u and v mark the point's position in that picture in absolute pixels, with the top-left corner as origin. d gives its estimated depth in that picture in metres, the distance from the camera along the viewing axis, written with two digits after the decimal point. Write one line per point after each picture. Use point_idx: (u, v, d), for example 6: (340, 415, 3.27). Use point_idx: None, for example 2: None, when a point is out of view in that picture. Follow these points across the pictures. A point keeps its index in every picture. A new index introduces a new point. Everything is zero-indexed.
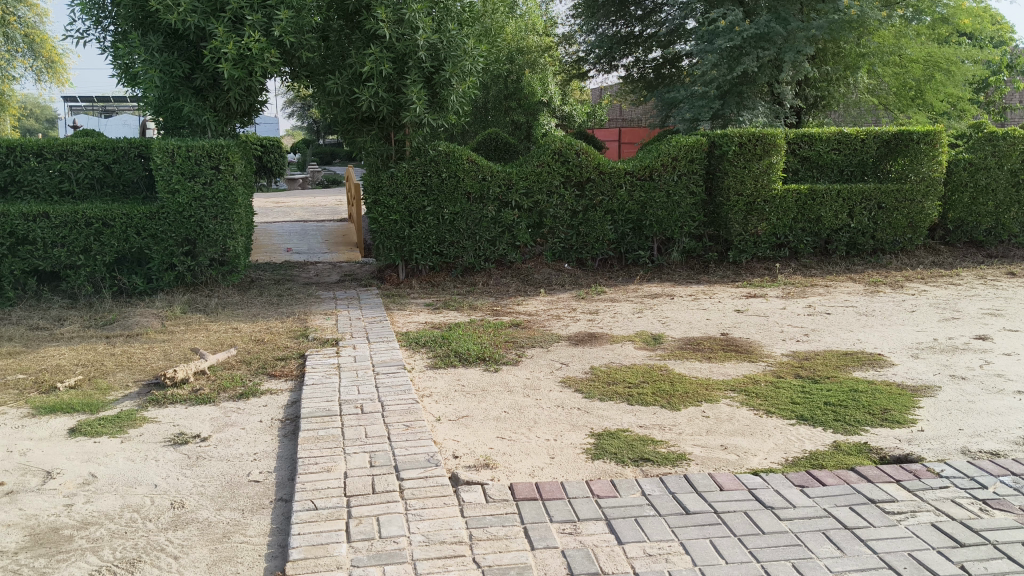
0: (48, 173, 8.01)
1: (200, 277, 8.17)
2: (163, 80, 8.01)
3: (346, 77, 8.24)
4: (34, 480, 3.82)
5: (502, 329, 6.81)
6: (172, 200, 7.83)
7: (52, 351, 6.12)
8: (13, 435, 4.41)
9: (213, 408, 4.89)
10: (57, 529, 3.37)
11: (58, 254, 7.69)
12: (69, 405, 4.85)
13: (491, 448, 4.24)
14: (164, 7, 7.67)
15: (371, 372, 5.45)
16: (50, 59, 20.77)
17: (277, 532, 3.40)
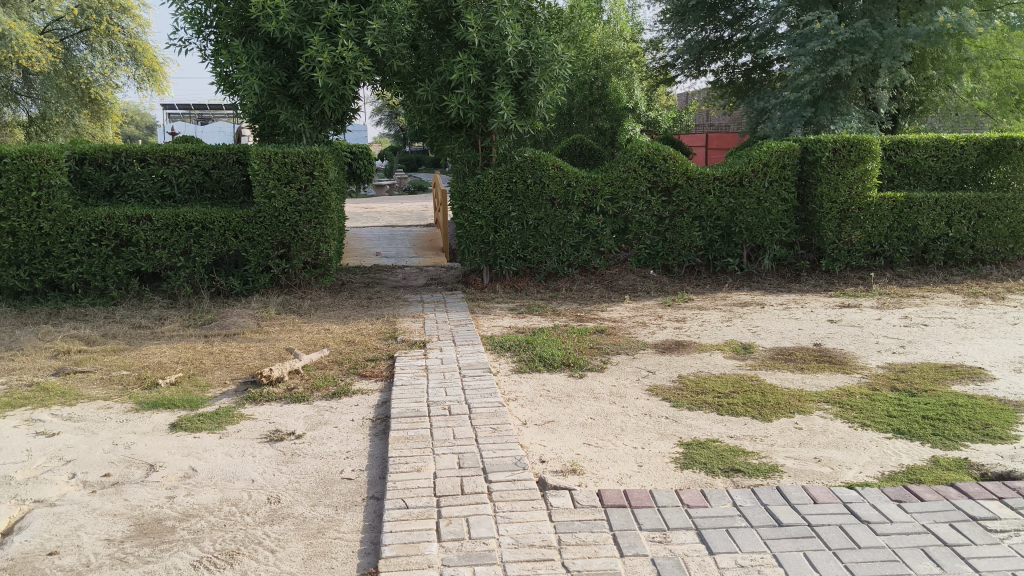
0: (150, 178, 8.33)
1: (293, 280, 8.39)
2: (262, 87, 8.26)
3: (436, 85, 8.38)
4: (138, 472, 3.97)
5: (587, 335, 6.79)
6: (268, 205, 8.05)
7: (153, 349, 6.35)
8: (118, 428, 4.59)
9: (306, 406, 4.99)
10: (161, 520, 3.49)
11: (160, 255, 7.99)
12: (170, 401, 5.03)
13: (578, 454, 4.23)
14: (263, 16, 7.91)
15: (458, 374, 5.51)
16: (151, 68, 21.40)
17: (369, 529, 3.45)
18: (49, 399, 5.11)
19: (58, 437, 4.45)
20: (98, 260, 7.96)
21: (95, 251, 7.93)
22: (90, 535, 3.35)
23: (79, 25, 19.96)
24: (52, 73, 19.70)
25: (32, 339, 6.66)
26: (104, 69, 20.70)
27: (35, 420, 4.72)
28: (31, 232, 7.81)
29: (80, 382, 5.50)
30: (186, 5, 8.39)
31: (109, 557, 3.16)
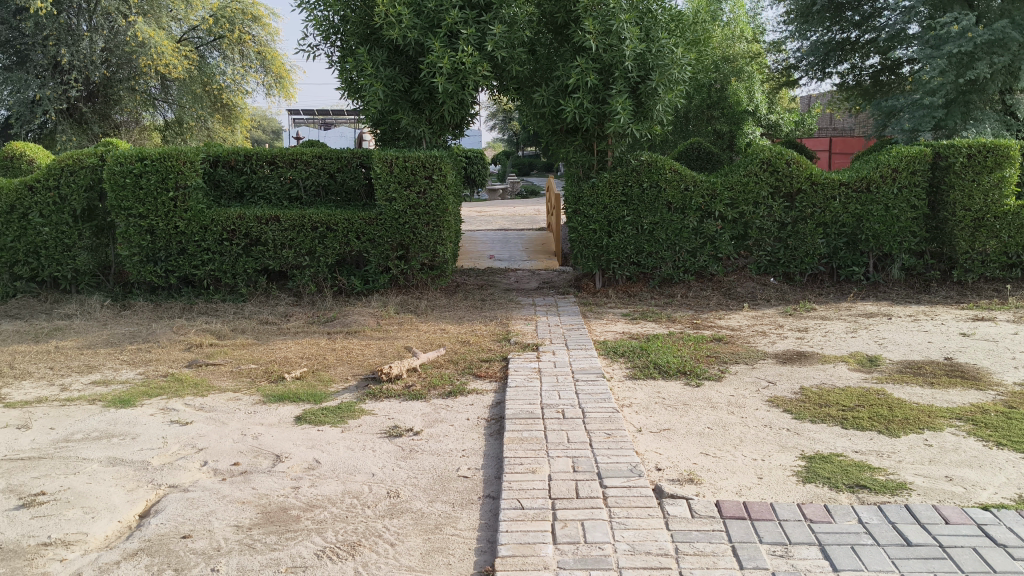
0: (279, 180, 8.65)
1: (411, 281, 8.54)
2: (386, 94, 8.48)
3: (553, 89, 8.43)
4: (266, 462, 4.12)
5: (704, 343, 6.67)
6: (390, 207, 8.24)
7: (280, 344, 6.60)
8: (246, 419, 4.78)
9: (424, 404, 5.09)
10: (286, 509, 3.61)
11: (287, 254, 8.29)
12: (295, 394, 5.21)
13: (695, 463, 4.16)
14: (387, 23, 8.13)
15: (571, 378, 5.51)
16: (279, 75, 22.34)
17: (485, 527, 3.49)
18: (183, 389, 5.37)
19: (191, 426, 4.67)
20: (229, 258, 8.31)
21: (226, 250, 8.29)
22: (220, 520, 3.49)
23: (213, 34, 20.98)
24: (188, 79, 20.72)
25: (167, 332, 7.01)
26: (235, 75, 21.60)
27: (170, 409, 4.96)
28: (168, 231, 8.22)
29: (212, 374, 5.76)
30: (315, 12, 8.69)
31: (239, 543, 3.29)
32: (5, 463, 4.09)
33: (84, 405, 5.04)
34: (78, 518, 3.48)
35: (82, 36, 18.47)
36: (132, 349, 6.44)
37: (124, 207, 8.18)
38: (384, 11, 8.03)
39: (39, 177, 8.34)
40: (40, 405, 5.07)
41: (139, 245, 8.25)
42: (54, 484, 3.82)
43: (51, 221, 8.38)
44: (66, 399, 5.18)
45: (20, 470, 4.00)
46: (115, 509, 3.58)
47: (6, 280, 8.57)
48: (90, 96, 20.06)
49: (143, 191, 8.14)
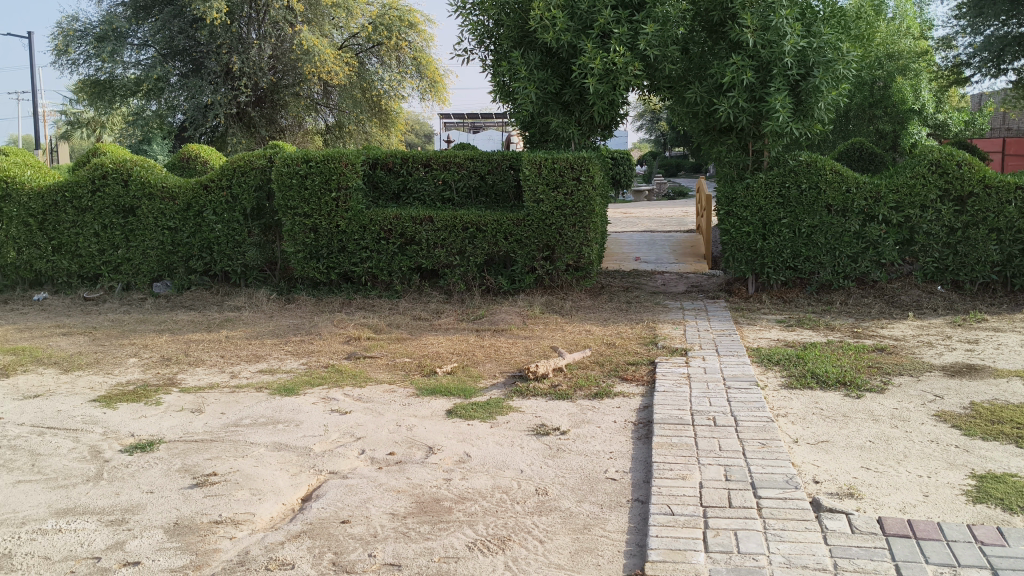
0: (433, 182, 8.88)
1: (557, 281, 8.54)
2: (538, 96, 8.58)
3: (707, 87, 8.31)
4: (419, 454, 4.24)
5: (865, 353, 6.39)
6: (538, 208, 8.30)
7: (431, 340, 6.77)
8: (401, 411, 4.93)
9: (571, 404, 5.10)
10: (439, 500, 3.70)
11: (438, 254, 8.50)
12: (447, 389, 5.34)
13: (855, 477, 4.00)
14: (542, 26, 8.24)
15: (723, 385, 5.39)
16: (433, 80, 22.60)
17: (635, 531, 3.46)
18: (342, 379, 5.60)
19: (349, 415, 4.85)
20: (385, 256, 8.60)
21: (383, 248, 8.58)
22: (376, 508, 3.61)
23: (372, 41, 21.75)
24: (348, 85, 21.62)
25: (328, 325, 7.33)
26: (393, 81, 22.30)
27: (330, 399, 5.18)
28: (329, 229, 8.60)
29: (369, 366, 5.97)
30: (471, 17, 8.89)
31: (394, 530, 3.40)
32: (182, 444, 4.37)
33: (251, 392, 5.33)
34: (247, 499, 3.68)
35: (252, 44, 19.65)
36: (295, 341, 6.76)
37: (290, 206, 8.61)
38: (539, 14, 8.16)
39: (213, 177, 8.90)
40: (213, 390, 5.39)
41: (303, 242, 8.66)
42: (225, 465, 4.06)
43: (224, 218, 8.91)
44: (237, 385, 5.50)
45: (194, 451, 4.27)
46: (280, 492, 3.76)
47: (182, 273, 9.16)
48: (258, 101, 21.27)
49: (307, 191, 8.55)
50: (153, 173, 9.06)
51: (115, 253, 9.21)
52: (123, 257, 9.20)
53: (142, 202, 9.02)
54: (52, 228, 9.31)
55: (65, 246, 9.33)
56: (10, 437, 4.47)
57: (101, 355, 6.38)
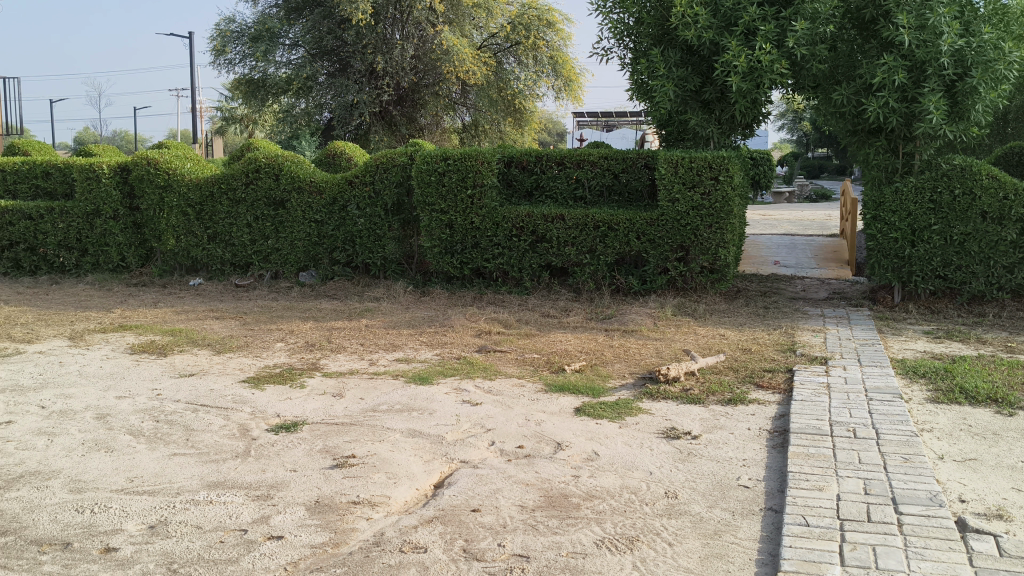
0: (566, 180, 8.88)
1: (690, 283, 8.39)
2: (677, 93, 8.48)
3: (854, 88, 8.05)
4: (548, 449, 4.27)
5: (1020, 369, 6.02)
6: (672, 208, 8.19)
7: (561, 337, 6.81)
8: (530, 406, 4.98)
9: (703, 409, 5.02)
10: (567, 496, 3.72)
11: (570, 252, 8.51)
12: (576, 387, 5.35)
13: (1005, 499, 3.78)
14: (683, 24, 8.19)
15: (863, 397, 5.18)
16: (569, 78, 22.71)
17: (767, 539, 3.38)
18: (474, 371, 5.70)
19: (480, 407, 4.93)
20: (517, 253, 8.69)
21: (515, 245, 8.68)
22: (506, 499, 3.66)
23: (511, 40, 21.98)
24: (485, 85, 21.86)
25: (461, 318, 7.48)
26: (528, 80, 22.41)
27: (462, 390, 5.28)
28: (464, 225, 8.77)
29: (499, 360, 6.05)
30: (611, 15, 8.87)
31: (523, 522, 3.43)
32: (323, 426, 4.56)
33: (388, 379, 5.50)
34: (383, 482, 3.80)
35: (395, 45, 20.29)
36: (429, 332, 6.92)
37: (428, 203, 8.85)
38: (681, 11, 8.10)
39: (358, 173, 9.22)
40: (352, 376, 5.60)
41: (439, 237, 8.88)
42: (362, 448, 4.21)
43: (366, 213, 9.23)
44: (374, 372, 5.69)
45: (335, 433, 4.44)
46: (414, 477, 3.87)
47: (326, 264, 9.53)
48: (400, 100, 21.91)
49: (445, 188, 8.75)
50: (301, 168, 9.46)
51: (265, 243, 9.67)
52: (272, 247, 9.64)
53: (291, 195, 9.44)
54: (208, 218, 9.85)
55: (220, 236, 9.86)
56: (168, 412, 4.77)
57: (250, 339, 6.72)
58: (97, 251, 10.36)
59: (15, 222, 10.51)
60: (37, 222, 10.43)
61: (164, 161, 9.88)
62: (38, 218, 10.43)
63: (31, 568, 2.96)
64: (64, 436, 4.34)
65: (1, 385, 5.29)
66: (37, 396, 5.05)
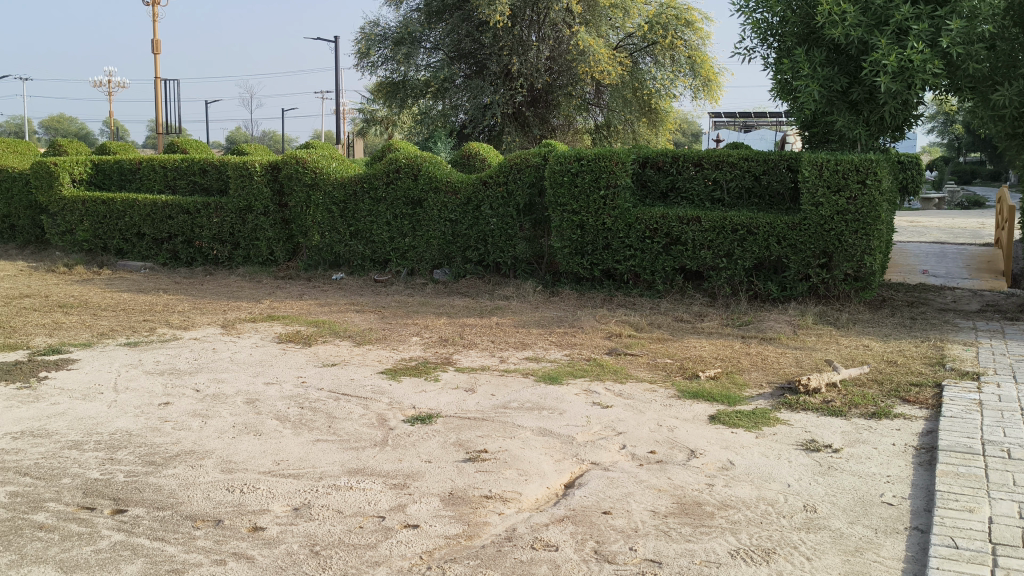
0: (703, 182, 8.73)
1: (833, 291, 8.08)
2: (822, 94, 8.20)
3: (1017, 89, 7.56)
4: (681, 455, 4.20)
5: None
6: (816, 212, 7.92)
7: (695, 343, 6.69)
8: (662, 411, 4.91)
9: (844, 421, 4.83)
10: (701, 504, 3.64)
11: (705, 256, 8.35)
12: (711, 394, 5.24)
13: None
14: (830, 22, 7.94)
15: (1020, 416, 4.87)
16: (707, 79, 22.30)
17: (912, 559, 3.22)
18: (604, 373, 5.68)
19: (611, 410, 4.91)
20: (649, 255, 8.60)
21: (648, 247, 8.58)
22: (638, 503, 3.61)
23: (648, 41, 21.80)
24: (621, 85, 21.82)
25: (592, 319, 7.46)
26: (665, 80, 22.29)
27: (592, 391, 5.26)
28: (597, 226, 8.75)
29: (631, 363, 6.00)
30: (754, 15, 8.67)
31: (655, 528, 3.38)
32: (456, 420, 4.63)
33: (519, 377, 5.55)
34: (514, 478, 3.83)
35: (531, 46, 20.48)
36: (559, 332, 6.94)
37: (560, 203, 8.88)
38: (828, 9, 7.86)
39: (492, 174, 9.32)
40: (484, 372, 5.67)
41: (570, 238, 8.91)
42: (495, 444, 4.25)
43: (500, 213, 9.32)
44: (506, 369, 5.75)
45: (468, 427, 4.51)
46: (545, 476, 3.88)
47: (459, 262, 9.69)
48: (533, 102, 22.07)
49: (578, 189, 8.76)
50: (439, 169, 9.66)
51: (402, 241, 9.92)
52: (409, 244, 9.88)
53: (428, 195, 9.65)
54: (351, 216, 10.20)
55: (361, 233, 10.19)
56: (312, 400, 4.96)
57: (387, 332, 6.91)
58: (247, 245, 10.87)
59: (174, 216, 11.15)
60: (194, 216, 11.04)
61: (311, 161, 10.28)
62: (195, 212, 11.03)
63: (186, 542, 3.13)
64: (217, 418, 4.58)
65: (160, 368, 5.63)
66: (193, 380, 5.35)
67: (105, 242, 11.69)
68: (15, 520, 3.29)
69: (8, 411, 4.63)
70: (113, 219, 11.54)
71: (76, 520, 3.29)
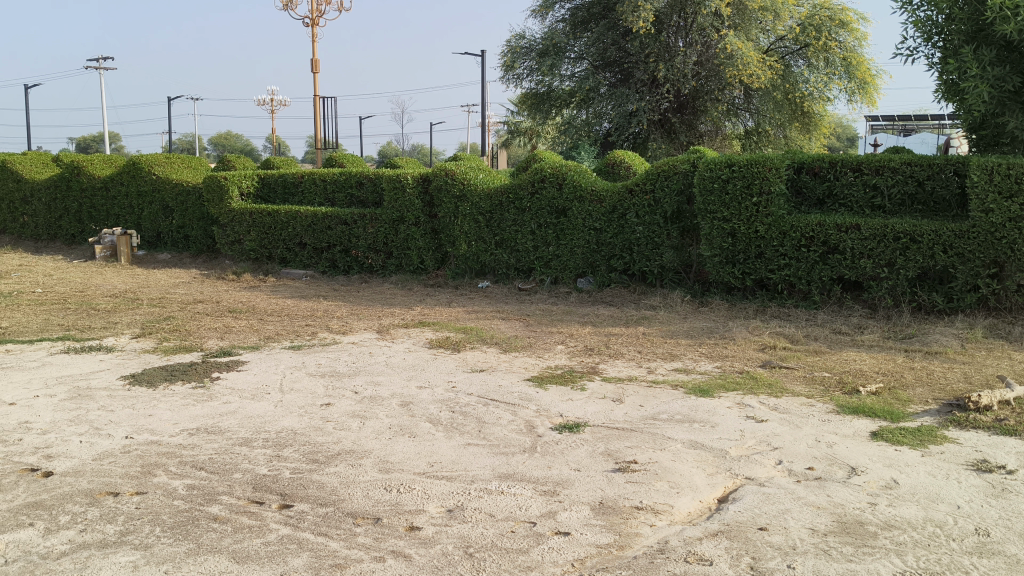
0: (863, 188, 8.37)
1: (1004, 303, 7.57)
2: (992, 95, 7.74)
3: None
4: (840, 473, 4.03)
5: None
6: (985, 219, 7.47)
7: (853, 356, 6.42)
8: (820, 427, 4.74)
9: (1020, 442, 4.51)
10: (863, 523, 3.48)
11: (865, 265, 8.00)
12: (872, 410, 5.01)
13: None
14: (1002, 18, 7.47)
15: None
16: (864, 80, 21.42)
17: None
18: (758, 387, 5.52)
19: (766, 424, 4.77)
20: (805, 264, 8.31)
21: (804, 256, 8.31)
22: (796, 520, 3.49)
23: (800, 42, 21.19)
24: (771, 87, 20.97)
25: (743, 331, 7.28)
26: (818, 83, 21.54)
27: (745, 405, 5.14)
28: (748, 234, 8.55)
29: (786, 377, 5.82)
30: (917, 13, 8.29)
31: (814, 546, 3.26)
32: (605, 429, 4.62)
33: (668, 389, 5.47)
34: (666, 490, 3.78)
35: (678, 52, 20.38)
36: (709, 344, 6.81)
37: (709, 210, 8.75)
38: (999, 4, 7.42)
39: (639, 182, 9.26)
40: (631, 383, 5.63)
41: (720, 247, 8.75)
42: (645, 455, 4.21)
43: (646, 221, 9.24)
44: (654, 381, 5.69)
45: (616, 438, 4.49)
46: (697, 489, 3.82)
47: (604, 271, 9.66)
48: (680, 108, 21.89)
49: (729, 196, 8.59)
50: (584, 178, 9.69)
51: (547, 250, 10.00)
52: (554, 253, 9.94)
53: (574, 204, 9.69)
54: (497, 225, 10.37)
55: (506, 242, 10.33)
56: (462, 404, 5.06)
57: (533, 340, 6.97)
58: (399, 254, 11.22)
59: (332, 227, 11.64)
60: (351, 227, 11.48)
61: (460, 173, 10.52)
62: (352, 223, 11.48)
63: (347, 538, 3.26)
64: (374, 420, 4.74)
65: (321, 370, 5.88)
66: (351, 382, 5.56)
67: (269, 251, 12.33)
68: (192, 511, 3.51)
69: (185, 408, 4.94)
70: (277, 229, 12.15)
71: (247, 514, 3.48)
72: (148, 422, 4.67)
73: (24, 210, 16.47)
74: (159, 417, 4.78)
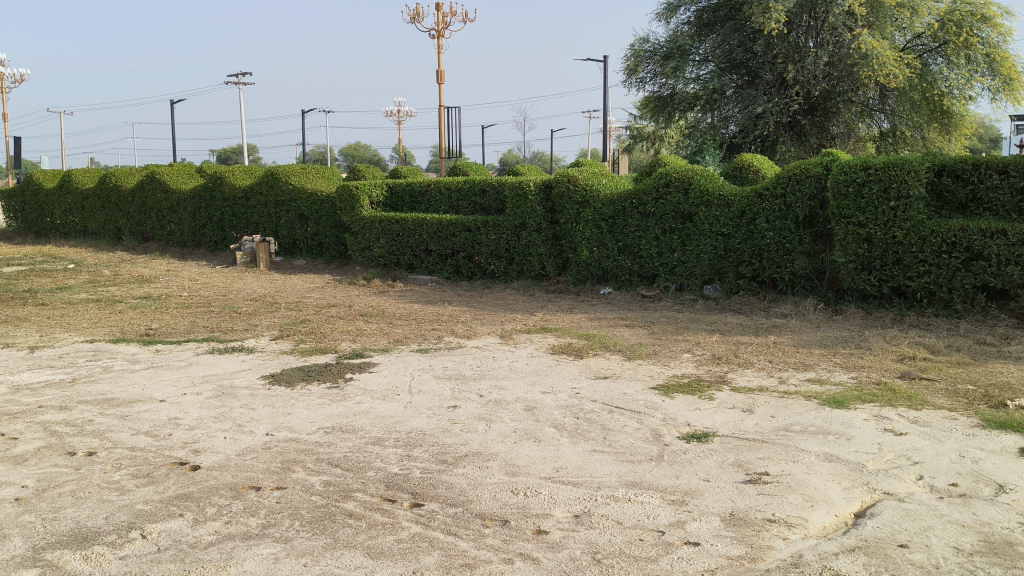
0: (1010, 191, 7.91)
1: None
2: None
3: None
4: (987, 490, 3.83)
5: None
6: None
7: (1001, 368, 6.08)
8: (964, 441, 4.52)
9: None
10: (1013, 544, 3.30)
11: (1012, 272, 7.54)
12: (1021, 424, 4.73)
13: None
14: None
15: None
16: (1009, 77, 20.18)
17: None
18: (896, 399, 5.31)
19: (905, 437, 4.59)
20: (946, 272, 7.93)
21: (945, 262, 7.93)
22: (939, 538, 3.34)
23: (939, 40, 20.31)
24: (908, 87, 20.16)
25: (880, 341, 7.01)
26: (959, 80, 20.21)
27: (883, 417, 4.95)
28: (886, 240, 8.24)
29: (926, 389, 5.57)
30: None
31: (960, 566, 3.11)
32: (735, 440, 4.54)
33: (800, 400, 5.33)
34: (799, 503, 3.69)
35: (808, 53, 19.87)
36: (844, 354, 6.59)
37: (844, 215, 8.49)
38: None
39: (769, 186, 9.06)
40: (762, 393, 5.50)
41: (855, 253, 8.46)
42: (777, 467, 4.12)
43: (776, 226, 9.01)
44: (785, 391, 5.54)
45: (747, 449, 4.40)
46: (833, 503, 3.70)
47: (731, 277, 9.45)
48: (811, 110, 21.29)
49: (865, 200, 8.32)
50: (711, 182, 9.55)
51: (672, 255, 9.89)
52: (679, 259, 9.82)
53: (700, 209, 9.56)
54: (620, 231, 10.35)
55: (630, 248, 10.29)
56: (587, 410, 5.07)
57: (657, 348, 6.91)
58: (521, 261, 11.31)
59: (457, 234, 11.84)
60: (475, 234, 11.65)
61: (582, 179, 10.57)
62: (476, 230, 11.65)
63: (476, 539, 3.32)
64: (500, 423, 4.80)
65: (448, 373, 6.00)
66: (477, 386, 5.65)
67: (397, 257, 12.66)
68: (328, 506, 3.64)
69: (321, 407, 5.13)
70: (405, 236, 12.46)
71: (380, 511, 3.58)
72: (287, 421, 4.88)
73: (172, 218, 17.43)
74: (296, 415, 4.98)
